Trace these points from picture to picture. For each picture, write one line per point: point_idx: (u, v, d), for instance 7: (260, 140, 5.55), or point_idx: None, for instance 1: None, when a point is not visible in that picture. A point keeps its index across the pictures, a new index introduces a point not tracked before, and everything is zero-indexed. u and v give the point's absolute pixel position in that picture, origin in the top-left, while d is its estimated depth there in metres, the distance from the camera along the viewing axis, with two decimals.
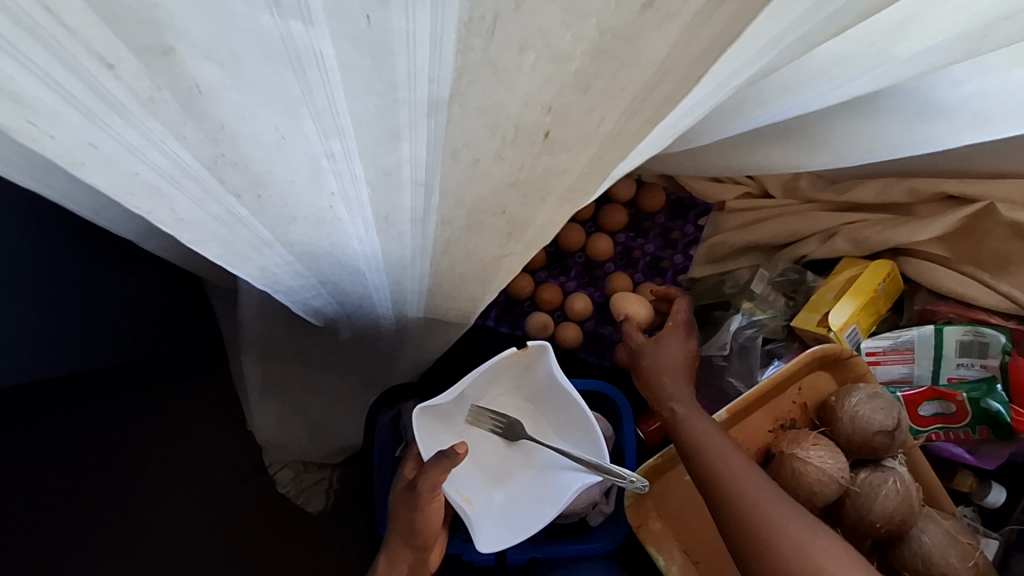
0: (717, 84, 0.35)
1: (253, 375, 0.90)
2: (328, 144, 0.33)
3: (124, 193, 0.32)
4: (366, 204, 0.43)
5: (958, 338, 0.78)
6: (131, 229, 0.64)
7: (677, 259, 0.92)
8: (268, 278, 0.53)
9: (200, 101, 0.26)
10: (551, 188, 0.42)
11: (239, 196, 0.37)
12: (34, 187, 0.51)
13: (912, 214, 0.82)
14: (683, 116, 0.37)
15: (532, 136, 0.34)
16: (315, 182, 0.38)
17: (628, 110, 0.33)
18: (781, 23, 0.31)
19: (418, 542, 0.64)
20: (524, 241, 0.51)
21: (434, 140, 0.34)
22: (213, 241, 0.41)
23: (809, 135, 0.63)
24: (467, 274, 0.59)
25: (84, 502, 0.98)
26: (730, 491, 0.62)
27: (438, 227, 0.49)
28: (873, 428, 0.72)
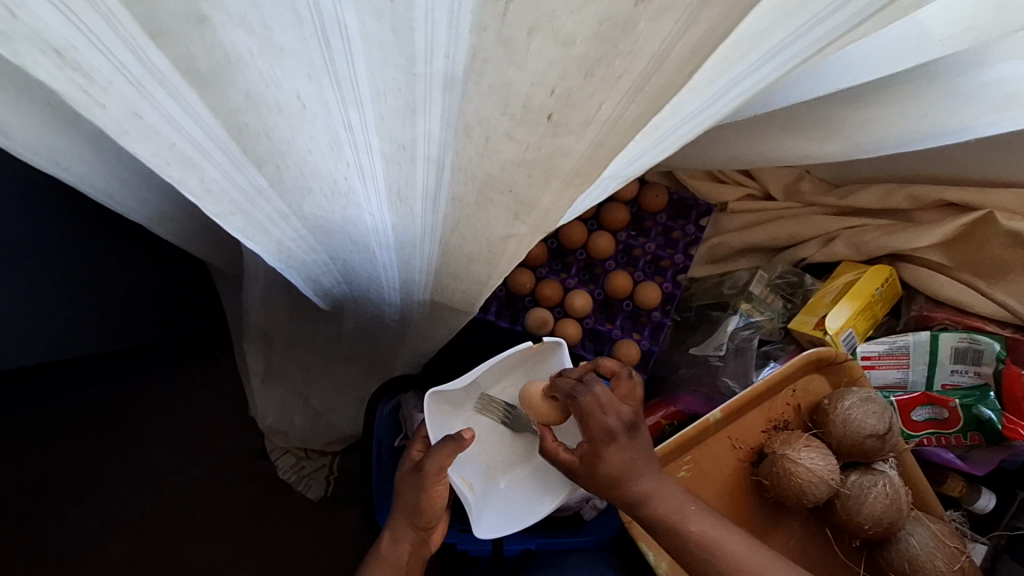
0: (715, 92, 0.35)
1: (255, 362, 0.92)
2: (349, 114, 0.35)
3: (162, 167, 0.34)
4: (380, 175, 0.43)
5: (953, 344, 0.79)
6: (146, 214, 0.65)
7: (678, 259, 0.89)
8: (285, 253, 0.54)
9: (231, 67, 0.29)
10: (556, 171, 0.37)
11: (261, 166, 0.39)
12: (52, 169, 0.52)
13: (912, 220, 0.83)
14: (682, 124, 0.38)
15: (532, 137, 0.34)
16: (332, 151, 0.39)
17: (612, 117, 0.31)
18: (775, 36, 0.31)
19: (423, 521, 0.63)
20: (534, 223, 0.44)
21: (442, 123, 0.35)
22: (236, 213, 0.43)
23: (827, 124, 0.60)
24: (474, 253, 0.54)
25: (96, 475, 1.01)
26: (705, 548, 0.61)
27: (449, 204, 0.47)
28: (864, 431, 0.73)
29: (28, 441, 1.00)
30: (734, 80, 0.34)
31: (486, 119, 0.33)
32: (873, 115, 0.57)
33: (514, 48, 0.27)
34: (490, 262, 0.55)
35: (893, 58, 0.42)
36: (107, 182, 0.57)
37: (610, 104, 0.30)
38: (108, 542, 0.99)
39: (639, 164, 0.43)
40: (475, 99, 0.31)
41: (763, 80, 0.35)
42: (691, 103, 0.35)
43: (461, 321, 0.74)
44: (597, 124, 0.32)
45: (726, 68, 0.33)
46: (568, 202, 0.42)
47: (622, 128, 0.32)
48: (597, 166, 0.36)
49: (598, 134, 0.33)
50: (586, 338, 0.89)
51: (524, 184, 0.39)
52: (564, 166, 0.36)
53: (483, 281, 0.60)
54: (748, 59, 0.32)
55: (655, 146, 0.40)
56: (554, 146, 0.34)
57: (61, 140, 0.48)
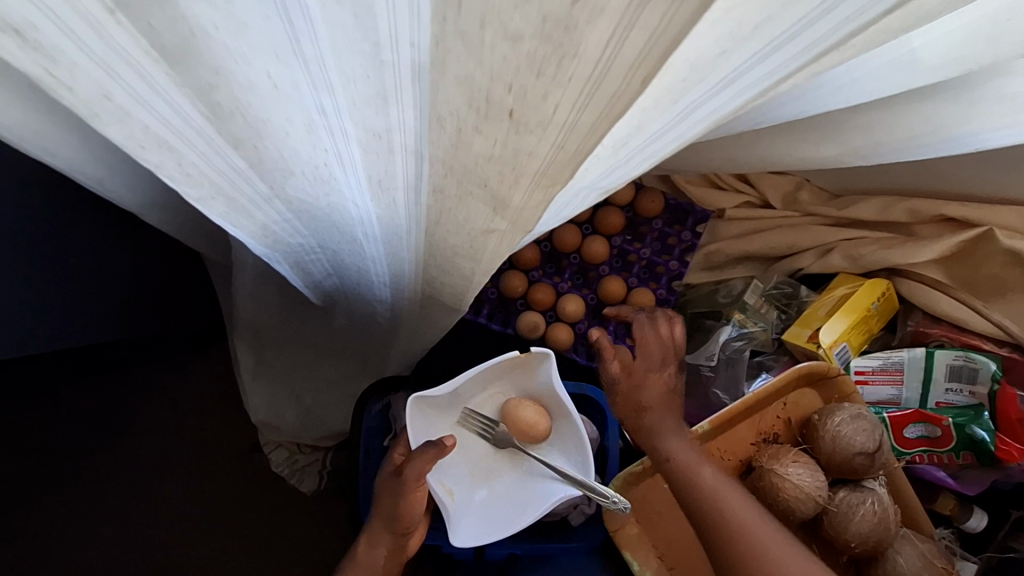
0: (675, 116, 0.33)
1: (246, 359, 0.91)
2: (319, 97, 0.29)
3: (136, 147, 0.32)
4: (359, 165, 0.37)
5: (948, 362, 0.78)
6: (138, 203, 0.64)
7: (673, 265, 0.88)
8: (268, 235, 0.49)
9: (194, 46, 0.25)
10: (522, 173, 0.32)
11: (238, 146, 0.35)
12: (39, 156, 0.50)
13: (912, 234, 0.81)
14: (649, 143, 0.35)
15: (491, 140, 0.30)
16: (310, 137, 0.34)
17: (567, 122, 0.27)
18: (732, 62, 0.29)
19: (400, 527, 0.62)
20: (515, 223, 0.38)
21: (419, 111, 0.29)
22: (216, 196, 0.39)
23: (828, 127, 0.56)
24: (458, 248, 0.47)
25: (93, 459, 1.02)
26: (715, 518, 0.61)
27: (432, 196, 0.40)
28: (853, 448, 0.72)
29: (28, 423, 1.01)
30: (693, 104, 0.32)
31: (456, 110, 0.28)
32: (874, 120, 0.53)
33: (471, 41, 0.23)
34: (473, 257, 0.47)
35: (883, 83, 0.41)
36: (97, 170, 0.55)
37: (564, 109, 0.26)
38: (105, 525, 1.01)
39: (614, 180, 0.39)
40: (443, 88, 0.27)
41: (725, 106, 0.33)
42: (653, 125, 0.33)
43: (452, 318, 0.74)
44: (552, 126, 0.28)
45: (686, 92, 0.31)
46: (544, 205, 0.36)
47: (578, 134, 0.28)
48: (564, 170, 0.31)
49: (561, 137, 0.28)
50: (578, 342, 0.88)
51: (496, 180, 0.33)
52: (527, 168, 0.31)
53: (468, 276, 0.53)
54: (705, 84, 0.30)
55: (625, 163, 0.37)
56: (517, 143, 0.29)
57: (48, 130, 0.47)
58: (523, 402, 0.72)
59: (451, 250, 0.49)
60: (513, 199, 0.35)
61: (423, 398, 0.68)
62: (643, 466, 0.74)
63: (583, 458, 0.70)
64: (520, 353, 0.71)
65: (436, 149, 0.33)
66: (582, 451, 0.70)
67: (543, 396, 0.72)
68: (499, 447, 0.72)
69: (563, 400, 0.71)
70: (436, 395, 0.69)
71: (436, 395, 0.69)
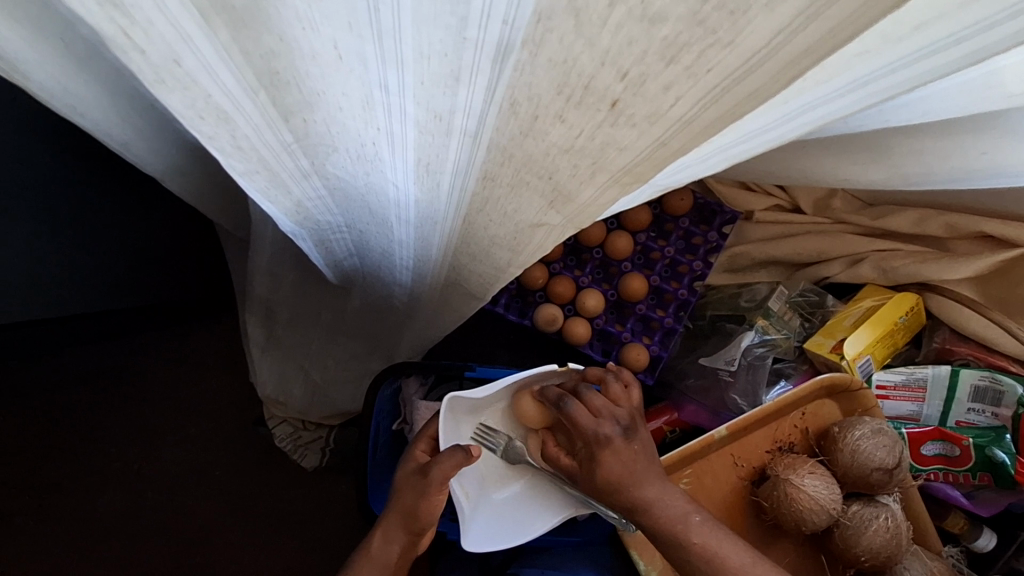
0: (781, 117, 0.31)
1: (256, 332, 0.89)
2: (385, 71, 0.27)
3: (194, 117, 0.30)
4: (410, 148, 0.35)
5: (973, 382, 0.77)
6: (160, 167, 0.62)
7: (697, 266, 0.87)
8: (301, 212, 0.48)
9: (263, 6, 0.23)
10: (602, 167, 0.30)
11: (288, 119, 0.33)
12: (66, 112, 0.49)
13: (945, 249, 0.79)
14: (738, 143, 0.33)
15: (578, 128, 0.28)
16: (364, 114, 0.32)
17: (683, 118, 0.26)
18: (868, 64, 0.27)
19: (416, 526, 0.60)
20: (572, 217, 0.37)
21: (493, 93, 0.27)
22: (262, 172, 0.38)
23: (878, 147, 0.51)
24: (498, 239, 0.46)
25: (101, 420, 1.01)
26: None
27: (479, 183, 0.38)
28: (872, 464, 0.71)
29: (36, 381, 1.00)
30: (811, 102, 0.30)
31: (537, 96, 0.26)
32: (929, 146, 0.48)
33: (587, 19, 0.21)
34: (513, 249, 0.45)
35: (956, 101, 0.37)
36: (124, 132, 0.54)
37: (685, 104, 0.25)
38: (107, 488, 1.00)
39: (680, 178, 0.37)
40: (529, 72, 0.25)
41: (839, 111, 0.31)
42: (747, 126, 0.31)
43: (469, 307, 0.70)
44: (665, 121, 0.26)
45: (804, 90, 0.29)
46: (613, 200, 0.34)
47: (697, 128, 0.26)
48: (653, 168, 0.30)
49: (663, 132, 0.27)
50: (594, 336, 0.86)
51: (566, 173, 0.32)
52: (612, 164, 0.30)
53: (501, 268, 0.51)
54: (831, 83, 0.28)
55: (700, 162, 0.35)
56: (608, 137, 0.28)
57: (78, 86, 0.46)
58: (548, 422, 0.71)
59: (488, 240, 0.47)
60: (580, 195, 0.34)
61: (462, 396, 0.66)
62: None
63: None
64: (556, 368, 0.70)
65: (499, 135, 0.31)
66: None
67: None
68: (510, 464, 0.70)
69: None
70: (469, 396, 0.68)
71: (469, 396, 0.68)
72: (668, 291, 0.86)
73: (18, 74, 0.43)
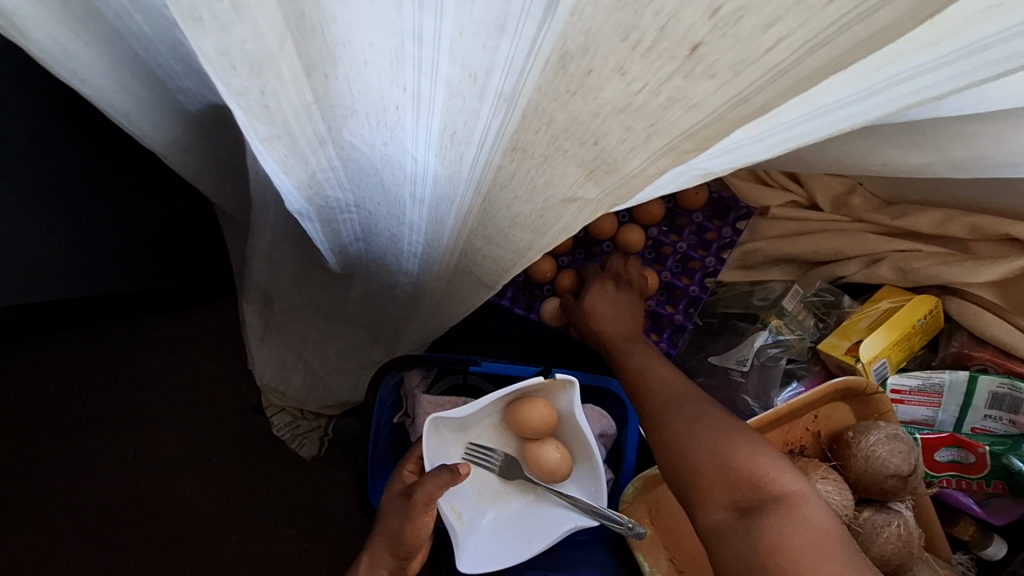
0: (866, 87, 0.29)
1: (252, 320, 0.86)
2: (421, 17, 0.25)
3: (224, 68, 0.28)
4: (435, 113, 0.32)
5: (992, 389, 0.75)
6: (164, 141, 0.59)
7: (710, 262, 0.84)
8: (313, 186, 0.45)
9: None
10: (660, 130, 0.28)
11: (307, 74, 0.31)
12: (66, 79, 0.46)
13: (967, 251, 0.78)
14: (807, 119, 0.31)
15: (642, 82, 0.26)
16: (392, 70, 0.30)
17: (776, 67, 0.24)
18: (989, 26, 0.26)
19: (402, 552, 0.55)
20: (611, 192, 0.34)
21: (537, 46, 0.25)
22: (282, 138, 0.36)
23: (923, 136, 0.49)
24: (520, 217, 0.43)
25: (93, 406, 0.98)
26: (701, 463, 0.55)
27: (506, 154, 0.36)
28: (887, 470, 0.69)
29: (26, 362, 0.97)
30: (908, 72, 0.28)
31: (598, 44, 0.24)
32: (980, 130, 0.45)
33: None
34: (539, 230, 0.43)
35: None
36: (126, 101, 0.51)
37: (789, 47, 0.23)
38: (94, 474, 0.96)
39: (730, 160, 0.35)
40: (594, 11, 0.22)
41: (935, 87, 0.30)
42: (823, 97, 0.29)
43: (477, 297, 0.67)
44: (754, 68, 0.24)
45: (903, 55, 0.27)
46: (662, 171, 0.31)
47: (790, 80, 0.24)
48: (718, 133, 0.28)
49: (747, 84, 0.25)
50: None
51: (614, 138, 0.30)
52: (674, 126, 0.27)
53: (521, 251, 0.48)
54: (939, 47, 0.27)
55: (759, 141, 0.32)
56: (678, 92, 0.26)
57: (77, 49, 0.44)
58: (544, 438, 0.66)
59: (510, 219, 0.44)
60: (627, 164, 0.31)
61: (444, 418, 0.62)
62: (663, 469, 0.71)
63: (595, 485, 0.65)
64: (543, 375, 0.66)
65: (538, 96, 0.29)
66: (596, 477, 0.65)
67: (564, 433, 0.67)
68: (506, 478, 0.67)
69: (584, 434, 0.65)
70: (454, 415, 0.64)
71: (455, 415, 0.64)
72: (679, 287, 0.84)
73: (16, 33, 0.41)
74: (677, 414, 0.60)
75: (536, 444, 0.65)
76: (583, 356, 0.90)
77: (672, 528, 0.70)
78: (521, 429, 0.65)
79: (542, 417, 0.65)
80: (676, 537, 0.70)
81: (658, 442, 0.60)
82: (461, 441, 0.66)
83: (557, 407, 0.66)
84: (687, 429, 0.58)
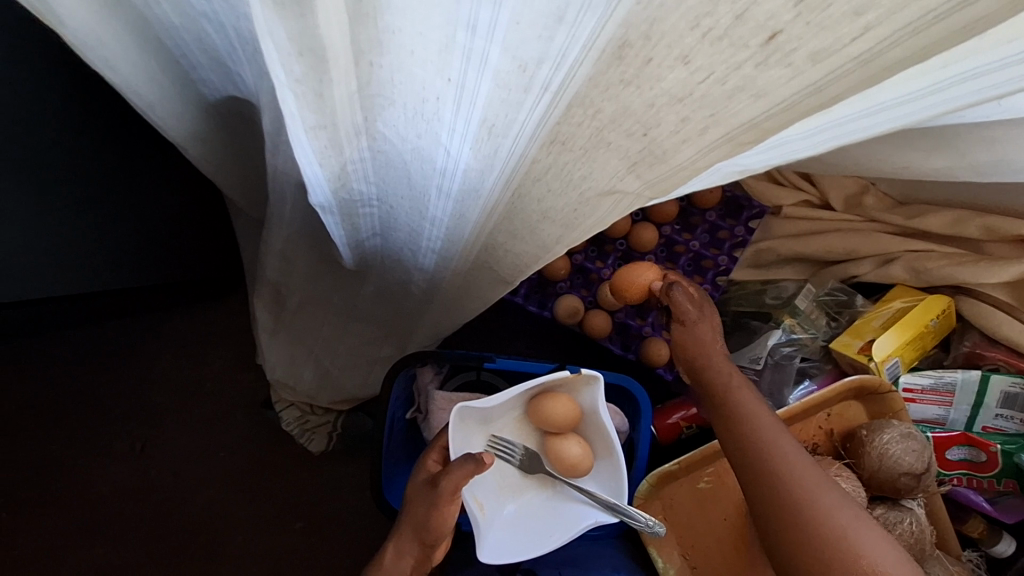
0: (927, 85, 0.30)
1: (263, 317, 0.83)
2: (477, 6, 0.25)
3: (287, 53, 0.30)
4: (476, 106, 0.33)
5: (1004, 389, 0.76)
6: (187, 132, 0.59)
7: (722, 260, 0.84)
8: (340, 179, 0.45)
9: None
10: (722, 119, 0.28)
11: (354, 61, 0.32)
12: (98, 67, 0.46)
13: (981, 252, 0.78)
14: (864, 115, 0.32)
15: (711, 69, 0.26)
16: (440, 59, 0.30)
17: (856, 57, 0.24)
18: None
19: (429, 538, 0.55)
20: (652, 183, 0.35)
21: (596, 35, 0.25)
22: (322, 129, 0.37)
23: (948, 143, 0.50)
24: (552, 212, 0.43)
25: (101, 397, 0.98)
26: (832, 539, 0.46)
27: (542, 147, 0.36)
28: (901, 469, 0.69)
29: (35, 351, 0.97)
30: (970, 71, 0.29)
31: (666, 31, 0.25)
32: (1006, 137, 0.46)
33: None
34: (570, 224, 0.43)
35: None
36: (151, 90, 0.51)
37: (867, 40, 0.23)
38: (99, 466, 0.96)
39: (778, 156, 0.36)
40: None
41: (992, 90, 0.30)
42: (883, 92, 0.30)
43: (495, 292, 0.67)
44: (833, 58, 0.24)
45: (972, 52, 0.28)
46: (711, 162, 0.32)
47: (865, 71, 0.25)
48: (782, 123, 0.28)
49: (821, 75, 0.25)
50: (613, 330, 0.84)
51: (667, 129, 0.30)
52: (736, 115, 0.28)
53: (546, 246, 0.48)
54: (1009, 47, 0.28)
55: (812, 136, 0.33)
56: (746, 81, 0.26)
57: (110, 34, 0.44)
58: (565, 432, 0.66)
59: (538, 214, 0.44)
60: (677, 155, 0.32)
61: (470, 408, 0.63)
62: (671, 469, 0.71)
63: (614, 481, 0.65)
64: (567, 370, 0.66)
65: (587, 87, 0.29)
66: (615, 473, 0.65)
67: (585, 428, 0.67)
68: (526, 472, 0.67)
69: (606, 428, 0.65)
70: (479, 406, 0.64)
71: (480, 406, 0.64)
72: None
73: (53, 21, 0.41)
74: (784, 508, 0.48)
75: (559, 437, 0.66)
76: (595, 354, 0.89)
77: (685, 524, 0.71)
78: (544, 422, 0.65)
79: (566, 411, 0.65)
80: (690, 533, 0.70)
81: (771, 542, 0.48)
82: (483, 433, 0.66)
83: (579, 403, 0.67)
84: (818, 493, 0.48)
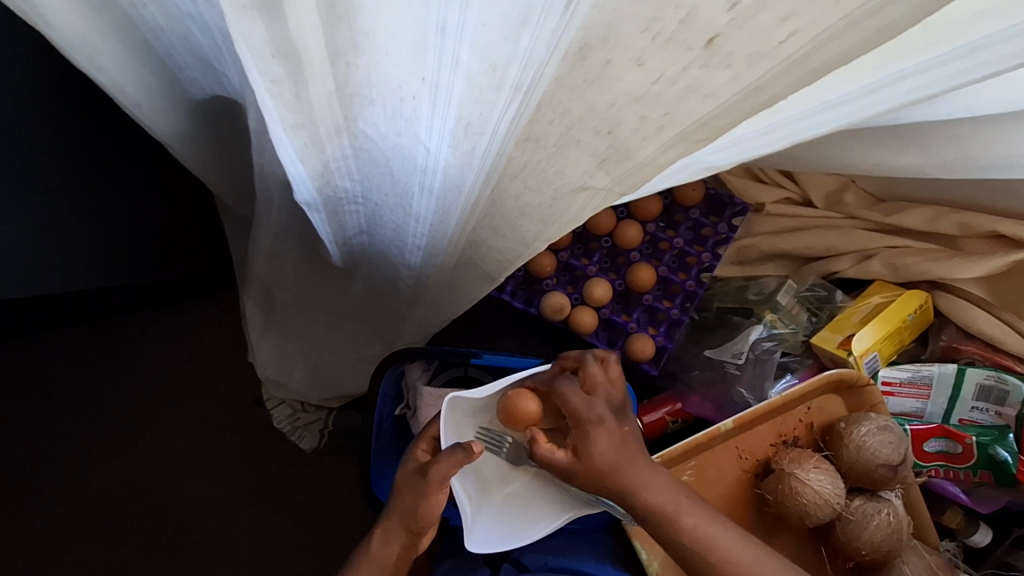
0: (866, 84, 0.31)
1: (253, 317, 0.83)
2: (445, 10, 0.26)
3: (264, 54, 0.31)
4: (451, 105, 0.33)
5: (979, 381, 0.77)
6: (174, 132, 0.60)
7: (705, 257, 0.85)
8: (325, 177, 0.46)
9: None
10: (677, 117, 0.30)
11: (331, 64, 0.33)
12: (85, 69, 0.47)
13: (957, 248, 0.80)
14: (809, 112, 0.33)
15: (661, 70, 0.27)
16: (414, 61, 0.31)
17: (791, 58, 0.25)
18: (981, 29, 0.28)
19: (415, 526, 0.57)
20: (620, 179, 0.36)
21: (557, 37, 0.26)
22: (303, 127, 0.38)
23: (912, 140, 0.51)
24: (530, 208, 0.44)
25: (93, 396, 0.99)
26: None
27: (517, 145, 0.37)
28: (877, 460, 0.71)
29: (26, 351, 0.98)
30: (904, 71, 0.31)
31: (619, 35, 0.26)
32: (967, 135, 0.47)
33: None
34: (548, 220, 0.44)
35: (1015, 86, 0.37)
36: (138, 91, 0.52)
37: (800, 42, 0.25)
38: (91, 464, 0.97)
39: (735, 153, 0.38)
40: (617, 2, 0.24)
41: (926, 89, 0.32)
42: (825, 91, 0.31)
43: (479, 289, 0.68)
44: (769, 60, 0.26)
45: (905, 54, 0.29)
46: (673, 159, 0.33)
47: (801, 71, 0.26)
48: (732, 122, 0.29)
49: (760, 76, 0.26)
50: (600, 326, 0.85)
51: (628, 127, 0.31)
52: (690, 114, 0.29)
53: (526, 241, 0.49)
54: (937, 48, 0.29)
55: (763, 133, 0.35)
56: (694, 82, 0.27)
57: (96, 36, 0.45)
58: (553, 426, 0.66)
59: (518, 210, 0.45)
60: (639, 153, 0.33)
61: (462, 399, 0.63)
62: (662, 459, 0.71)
63: None
64: None
65: (554, 86, 0.30)
66: None
67: None
68: (513, 464, 0.67)
69: None
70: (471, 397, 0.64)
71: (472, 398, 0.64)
72: (675, 282, 0.84)
73: (39, 22, 0.42)
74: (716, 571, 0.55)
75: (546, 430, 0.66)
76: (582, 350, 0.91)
77: None
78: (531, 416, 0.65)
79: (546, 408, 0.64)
80: None
81: None
82: (472, 424, 0.66)
83: None
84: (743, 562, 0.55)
